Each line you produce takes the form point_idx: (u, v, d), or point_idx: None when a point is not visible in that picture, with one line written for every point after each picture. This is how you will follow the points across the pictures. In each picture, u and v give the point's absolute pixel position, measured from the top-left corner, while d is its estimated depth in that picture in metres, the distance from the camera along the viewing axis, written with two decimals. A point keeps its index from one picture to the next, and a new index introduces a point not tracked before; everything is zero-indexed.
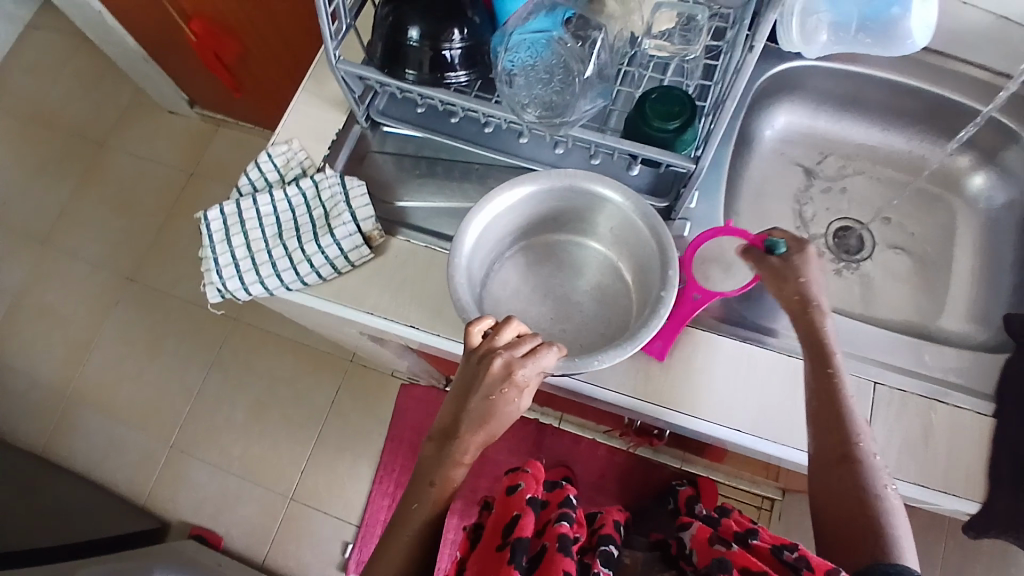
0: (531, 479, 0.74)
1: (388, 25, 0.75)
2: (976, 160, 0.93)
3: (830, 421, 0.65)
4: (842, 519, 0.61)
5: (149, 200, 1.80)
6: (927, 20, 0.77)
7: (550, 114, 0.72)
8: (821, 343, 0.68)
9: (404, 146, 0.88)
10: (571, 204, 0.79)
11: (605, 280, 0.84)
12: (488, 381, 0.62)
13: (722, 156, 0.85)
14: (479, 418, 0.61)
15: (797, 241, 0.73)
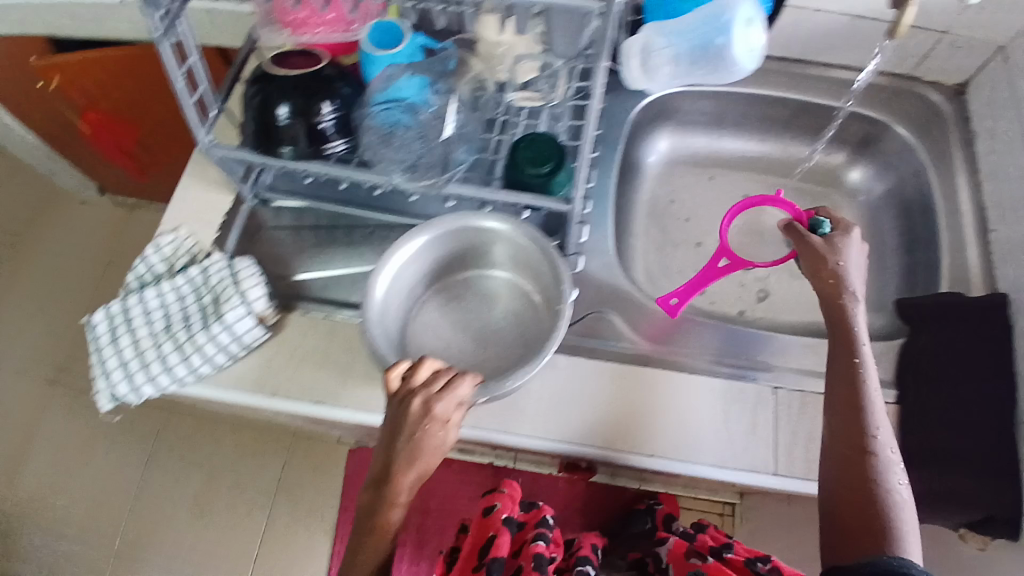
0: (506, 504, 0.83)
1: (257, 106, 0.74)
2: (849, 155, 0.99)
3: (847, 402, 0.67)
4: (842, 495, 0.64)
5: (65, 297, 1.73)
6: (752, 44, 0.82)
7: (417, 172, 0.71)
8: (848, 326, 0.71)
9: (296, 218, 0.88)
10: (465, 242, 0.76)
11: (519, 307, 0.79)
12: (412, 405, 0.60)
13: (607, 185, 0.87)
14: (409, 448, 0.60)
15: (841, 224, 0.79)
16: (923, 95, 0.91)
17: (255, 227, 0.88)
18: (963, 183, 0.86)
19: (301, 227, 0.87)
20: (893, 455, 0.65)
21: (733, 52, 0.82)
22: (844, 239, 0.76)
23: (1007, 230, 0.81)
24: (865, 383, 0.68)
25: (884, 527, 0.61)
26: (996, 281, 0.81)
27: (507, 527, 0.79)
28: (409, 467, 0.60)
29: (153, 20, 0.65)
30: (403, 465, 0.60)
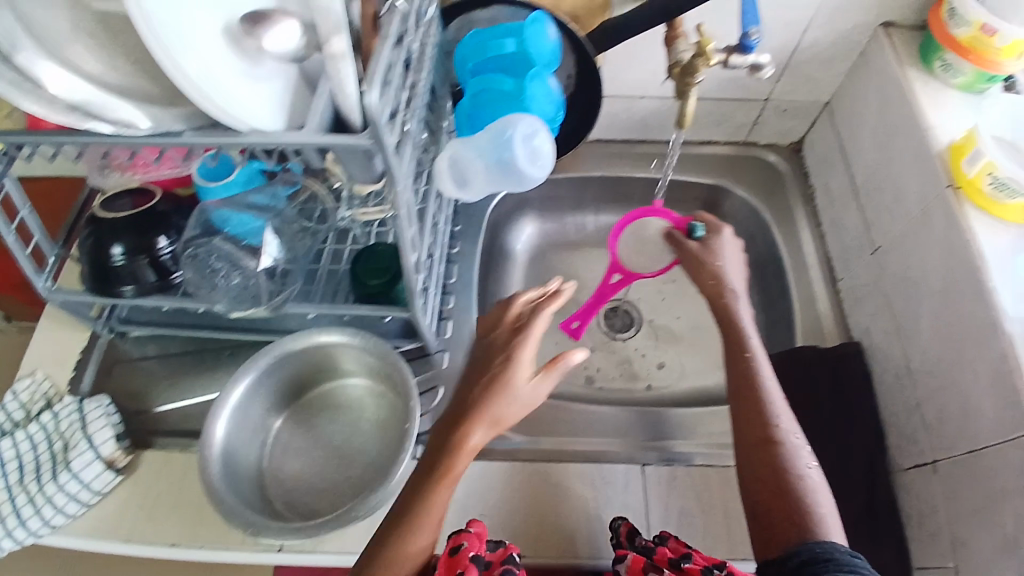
0: (475, 542, 0.62)
1: (90, 248, 0.73)
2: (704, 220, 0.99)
3: (749, 396, 0.69)
4: (765, 486, 0.64)
5: None
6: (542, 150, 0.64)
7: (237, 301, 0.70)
8: (735, 327, 0.75)
9: (161, 346, 0.87)
10: (315, 359, 0.75)
11: (379, 416, 0.78)
12: (498, 358, 0.70)
13: (470, 277, 0.89)
14: (485, 405, 0.66)
15: (712, 227, 0.83)
16: (760, 158, 0.96)
17: (113, 360, 0.86)
18: (806, 237, 0.90)
19: (166, 353, 0.86)
20: (806, 454, 0.66)
21: (524, 169, 0.63)
22: (718, 242, 0.81)
23: (849, 279, 0.84)
24: (762, 378, 0.71)
25: (802, 517, 0.61)
26: (847, 330, 0.84)
27: (476, 561, 0.60)
28: (487, 422, 0.65)
29: None
30: (484, 421, 0.65)
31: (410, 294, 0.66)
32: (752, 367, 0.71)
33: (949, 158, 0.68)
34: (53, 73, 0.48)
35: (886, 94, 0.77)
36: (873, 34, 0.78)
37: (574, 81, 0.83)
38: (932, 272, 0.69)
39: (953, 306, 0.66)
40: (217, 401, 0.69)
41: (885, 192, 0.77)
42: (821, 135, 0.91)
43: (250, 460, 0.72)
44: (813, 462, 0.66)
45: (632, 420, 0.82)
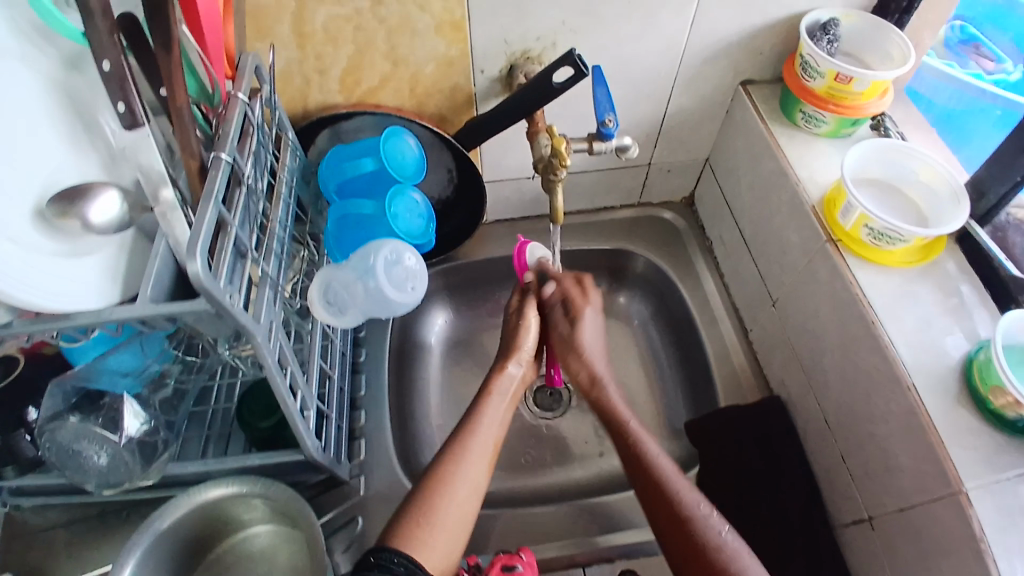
0: (527, 570, 0.66)
1: None
2: (612, 284, 0.97)
3: (642, 468, 0.68)
4: (690, 562, 0.61)
5: None
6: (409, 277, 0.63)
7: (110, 474, 0.64)
8: (613, 410, 0.74)
9: (66, 511, 0.74)
10: (215, 513, 0.67)
11: (296, 560, 0.71)
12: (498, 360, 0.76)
13: (380, 385, 0.85)
14: (475, 411, 0.70)
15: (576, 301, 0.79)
16: (656, 216, 0.97)
17: (5, 536, 0.73)
18: (712, 290, 0.90)
19: (72, 517, 0.74)
20: (719, 521, 0.63)
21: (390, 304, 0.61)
22: (582, 326, 0.78)
23: (758, 331, 0.84)
24: (642, 441, 0.70)
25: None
26: (765, 382, 0.83)
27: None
28: (484, 424, 0.69)
29: None
30: (479, 425, 0.69)
31: (297, 436, 0.62)
32: (636, 441, 0.70)
33: (824, 211, 0.68)
34: None
35: (753, 151, 0.79)
36: (735, 93, 0.80)
37: (455, 174, 0.81)
38: (828, 322, 0.68)
39: (856, 356, 0.65)
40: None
41: (773, 245, 0.77)
42: (709, 189, 0.92)
43: None
44: (726, 526, 0.62)
45: (566, 513, 0.77)
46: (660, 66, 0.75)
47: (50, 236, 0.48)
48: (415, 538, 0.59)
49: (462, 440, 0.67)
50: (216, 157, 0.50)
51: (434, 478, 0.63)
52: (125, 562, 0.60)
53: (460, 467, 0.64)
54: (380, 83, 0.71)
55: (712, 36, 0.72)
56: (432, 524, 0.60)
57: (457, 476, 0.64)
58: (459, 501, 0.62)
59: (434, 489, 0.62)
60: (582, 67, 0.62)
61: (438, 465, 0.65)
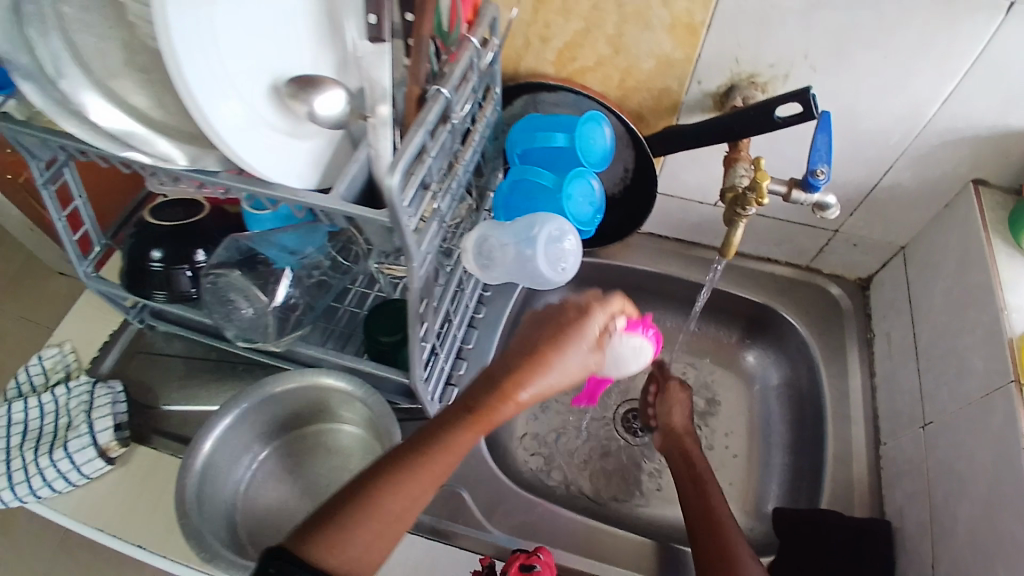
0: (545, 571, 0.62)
1: (130, 250, 0.76)
2: (744, 338, 0.93)
3: (707, 525, 0.63)
4: None
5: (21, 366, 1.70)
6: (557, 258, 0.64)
7: (253, 328, 0.74)
8: (697, 473, 0.71)
9: (187, 348, 0.90)
10: (312, 397, 0.73)
11: (363, 469, 0.75)
12: (506, 380, 0.54)
13: (487, 347, 0.87)
14: (444, 427, 0.54)
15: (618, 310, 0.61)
16: (822, 287, 0.90)
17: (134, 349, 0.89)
18: (856, 387, 0.81)
19: (189, 354, 0.90)
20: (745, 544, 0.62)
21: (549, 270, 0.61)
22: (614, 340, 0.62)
23: (892, 447, 0.75)
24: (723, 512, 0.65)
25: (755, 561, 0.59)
26: (880, 505, 0.73)
27: None
28: (448, 449, 0.53)
29: (35, 169, 0.71)
30: (446, 441, 0.53)
31: (411, 363, 0.66)
32: (706, 491, 0.67)
33: (1020, 347, 0.61)
34: (97, 105, 0.49)
35: (964, 257, 0.70)
36: (963, 188, 0.72)
37: (631, 175, 0.80)
38: (980, 468, 0.60)
39: (997, 520, 0.57)
40: (211, 422, 0.68)
41: (948, 364, 0.69)
42: (895, 278, 0.83)
43: (227, 493, 0.70)
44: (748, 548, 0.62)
45: (609, 540, 0.75)
46: (889, 134, 0.70)
47: (276, 112, 0.53)
48: (325, 564, 0.48)
49: (408, 462, 0.53)
50: (438, 90, 0.54)
51: (367, 498, 0.51)
52: (257, 390, 0.70)
53: (395, 488, 0.52)
54: (594, 65, 0.73)
55: (961, 120, 0.66)
56: (338, 548, 0.49)
57: (392, 499, 0.51)
58: (387, 522, 0.51)
59: (359, 515, 0.50)
60: (813, 110, 0.60)
61: (373, 482, 0.52)
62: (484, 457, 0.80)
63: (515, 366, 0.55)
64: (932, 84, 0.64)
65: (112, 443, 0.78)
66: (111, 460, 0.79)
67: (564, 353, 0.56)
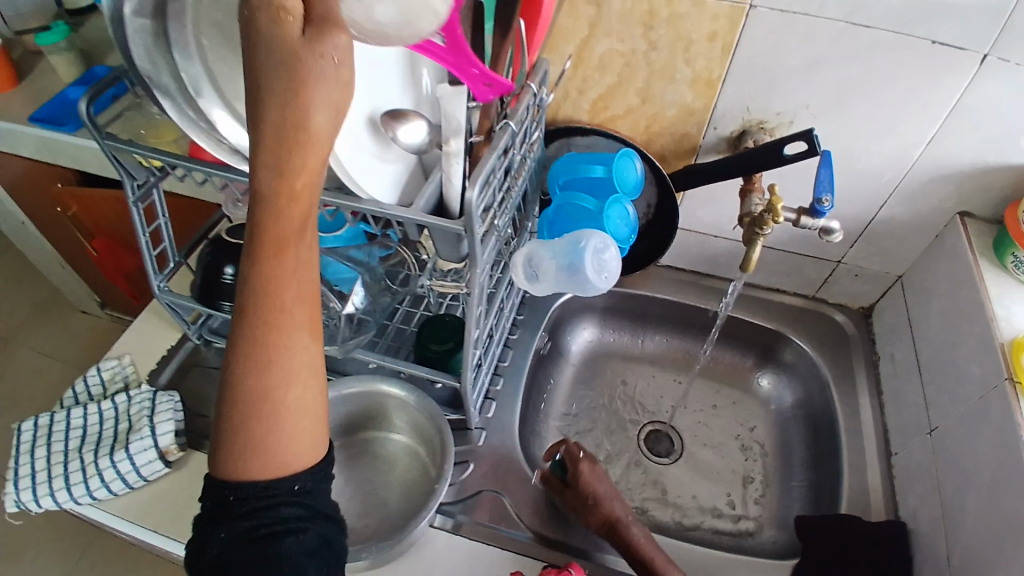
0: None
1: (205, 263, 0.84)
2: (758, 363, 1.01)
3: None
4: None
5: (31, 397, 1.69)
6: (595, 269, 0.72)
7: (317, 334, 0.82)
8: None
9: None
10: (370, 404, 0.80)
11: (410, 473, 0.80)
12: (289, 146, 0.42)
13: (522, 365, 0.94)
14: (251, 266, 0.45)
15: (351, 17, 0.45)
16: (827, 314, 0.98)
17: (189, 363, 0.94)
18: (866, 404, 0.88)
19: None
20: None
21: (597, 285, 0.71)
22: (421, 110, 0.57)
23: (903, 456, 0.81)
24: None
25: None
26: (895, 510, 0.79)
27: None
28: (290, 279, 0.45)
29: (129, 187, 0.78)
30: (274, 276, 0.45)
31: (464, 367, 0.74)
32: None
33: (1012, 352, 0.68)
34: (224, 118, 0.59)
35: (955, 280, 0.79)
36: (951, 220, 0.82)
37: (653, 211, 0.89)
38: (984, 462, 0.67)
39: (1004, 506, 0.63)
40: None
41: (948, 375, 0.76)
42: (894, 305, 0.91)
43: None
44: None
45: None
46: (883, 173, 0.80)
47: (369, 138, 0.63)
48: (256, 467, 0.47)
49: (255, 327, 0.45)
50: (506, 124, 0.64)
51: (245, 389, 0.46)
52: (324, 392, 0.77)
53: (263, 361, 0.46)
54: (623, 113, 0.84)
55: (945, 160, 0.77)
56: (258, 447, 0.47)
57: (269, 374, 0.46)
58: (290, 380, 0.47)
59: (252, 414, 0.46)
60: (815, 147, 0.71)
61: (239, 372, 0.46)
62: (521, 464, 0.85)
63: (265, 195, 0.43)
64: (920, 129, 0.75)
65: (172, 446, 0.82)
66: (169, 463, 0.82)
67: (304, 134, 0.42)
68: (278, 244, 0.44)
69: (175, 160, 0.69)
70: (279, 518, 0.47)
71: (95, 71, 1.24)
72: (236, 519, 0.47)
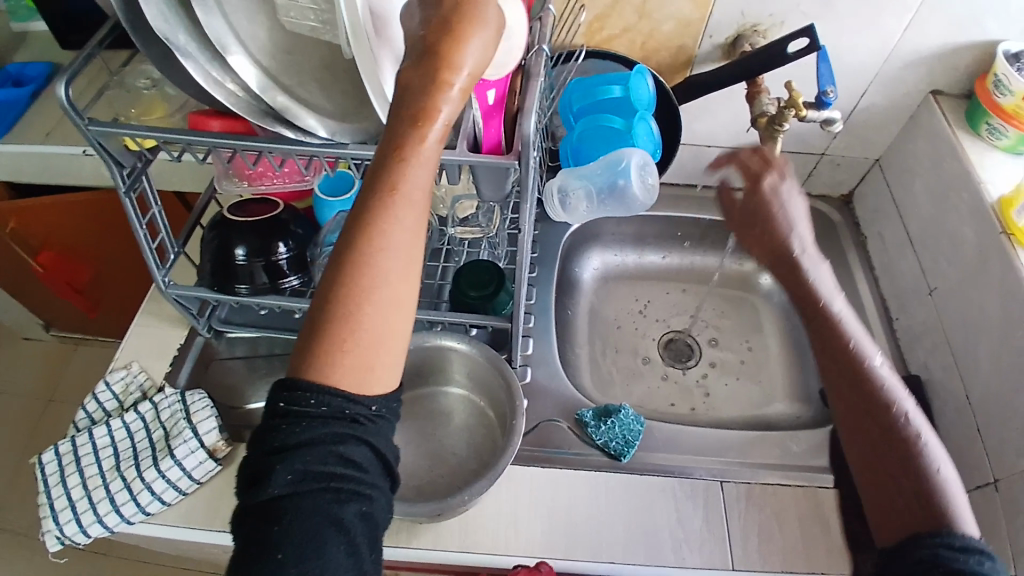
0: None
1: (214, 247, 0.80)
2: (758, 263, 1.08)
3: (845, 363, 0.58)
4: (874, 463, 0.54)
5: None
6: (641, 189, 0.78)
7: None
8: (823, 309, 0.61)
9: (254, 348, 0.91)
10: (425, 359, 0.80)
11: (475, 420, 0.82)
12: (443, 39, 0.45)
13: (548, 301, 0.96)
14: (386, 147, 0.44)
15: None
16: (814, 207, 1.06)
17: (206, 358, 0.89)
18: (863, 280, 0.97)
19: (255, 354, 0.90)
20: (905, 392, 0.56)
21: (638, 193, 0.76)
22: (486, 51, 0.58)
23: (906, 319, 0.90)
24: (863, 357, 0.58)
25: (932, 500, 0.50)
26: (906, 367, 0.88)
27: None
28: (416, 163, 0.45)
29: (117, 176, 0.69)
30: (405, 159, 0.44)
31: (516, 307, 0.74)
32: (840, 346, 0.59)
33: (1001, 209, 0.77)
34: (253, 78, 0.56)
35: (934, 153, 0.87)
36: (922, 101, 0.89)
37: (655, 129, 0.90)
38: (989, 307, 0.76)
39: (1012, 339, 0.72)
40: None
41: (941, 239, 0.85)
42: (875, 187, 0.99)
43: None
44: (911, 397, 0.56)
45: (690, 437, 0.84)
46: (865, 63, 0.86)
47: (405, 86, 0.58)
48: (341, 366, 0.43)
49: (382, 210, 0.43)
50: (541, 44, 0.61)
51: (351, 273, 0.43)
52: None
53: (377, 247, 0.43)
54: (620, 33, 0.85)
55: (920, 44, 0.82)
56: (352, 346, 0.43)
57: (381, 261, 0.43)
58: (397, 275, 0.44)
59: (351, 294, 0.43)
60: (817, 42, 0.74)
61: (354, 249, 0.43)
62: (572, 391, 0.88)
63: (423, 83, 0.45)
64: (894, 20, 0.80)
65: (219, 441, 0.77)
66: (219, 461, 0.77)
67: (469, 39, 0.46)
68: (419, 122, 0.44)
69: (174, 133, 0.60)
70: (337, 469, 0.43)
71: (8, 69, 1.08)
72: (299, 453, 0.43)
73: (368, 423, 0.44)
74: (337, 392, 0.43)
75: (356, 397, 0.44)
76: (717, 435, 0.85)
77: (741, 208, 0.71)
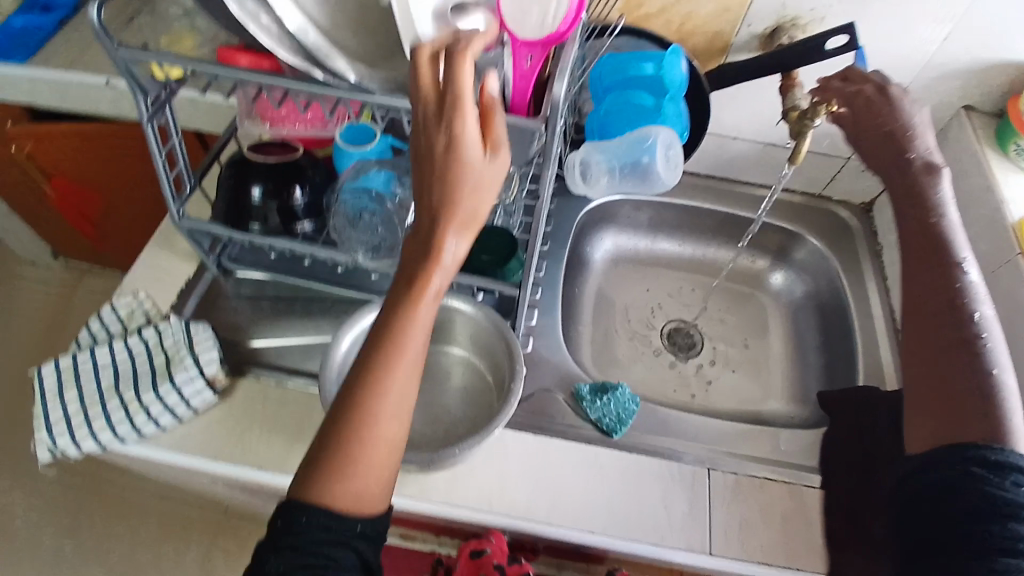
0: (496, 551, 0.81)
1: (230, 186, 0.80)
2: (769, 262, 1.08)
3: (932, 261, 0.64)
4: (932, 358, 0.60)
5: None
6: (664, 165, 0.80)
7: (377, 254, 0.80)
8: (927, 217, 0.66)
9: (261, 290, 0.91)
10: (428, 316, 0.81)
11: (472, 382, 0.82)
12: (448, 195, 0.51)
13: (556, 275, 0.96)
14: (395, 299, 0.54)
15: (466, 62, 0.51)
16: (832, 211, 1.05)
17: (213, 294, 0.90)
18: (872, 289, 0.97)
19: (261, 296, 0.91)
20: (985, 298, 0.62)
21: (660, 171, 0.79)
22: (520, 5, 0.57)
23: None
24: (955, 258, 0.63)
25: (981, 413, 0.56)
26: None
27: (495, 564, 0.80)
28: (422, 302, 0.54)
29: (142, 105, 0.69)
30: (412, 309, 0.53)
31: (525, 275, 0.75)
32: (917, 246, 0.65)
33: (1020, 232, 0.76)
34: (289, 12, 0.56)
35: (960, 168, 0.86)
36: (954, 114, 0.88)
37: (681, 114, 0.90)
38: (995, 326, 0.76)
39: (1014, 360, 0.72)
40: (349, 322, 0.74)
41: None
42: None
43: None
44: (990, 304, 0.61)
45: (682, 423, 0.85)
46: (900, 70, 0.85)
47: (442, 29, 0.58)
48: (341, 503, 0.51)
49: (397, 324, 0.54)
50: None
51: (355, 426, 0.53)
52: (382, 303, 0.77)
53: (386, 367, 0.54)
54: (657, 11, 0.84)
55: (959, 55, 0.81)
56: (351, 477, 0.52)
57: (386, 385, 0.54)
58: (402, 393, 0.54)
59: (356, 427, 0.53)
60: (855, 41, 0.74)
61: (371, 360, 0.54)
62: (570, 365, 0.88)
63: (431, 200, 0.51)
64: (936, 26, 0.79)
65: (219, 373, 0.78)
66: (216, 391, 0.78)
67: (465, 186, 0.51)
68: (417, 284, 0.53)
69: (203, 64, 0.60)
70: (321, 563, 0.50)
71: None
72: (287, 548, 0.50)
73: (351, 537, 0.52)
74: (327, 512, 0.51)
75: (343, 517, 0.51)
76: (711, 423, 0.85)
77: (849, 107, 0.72)
